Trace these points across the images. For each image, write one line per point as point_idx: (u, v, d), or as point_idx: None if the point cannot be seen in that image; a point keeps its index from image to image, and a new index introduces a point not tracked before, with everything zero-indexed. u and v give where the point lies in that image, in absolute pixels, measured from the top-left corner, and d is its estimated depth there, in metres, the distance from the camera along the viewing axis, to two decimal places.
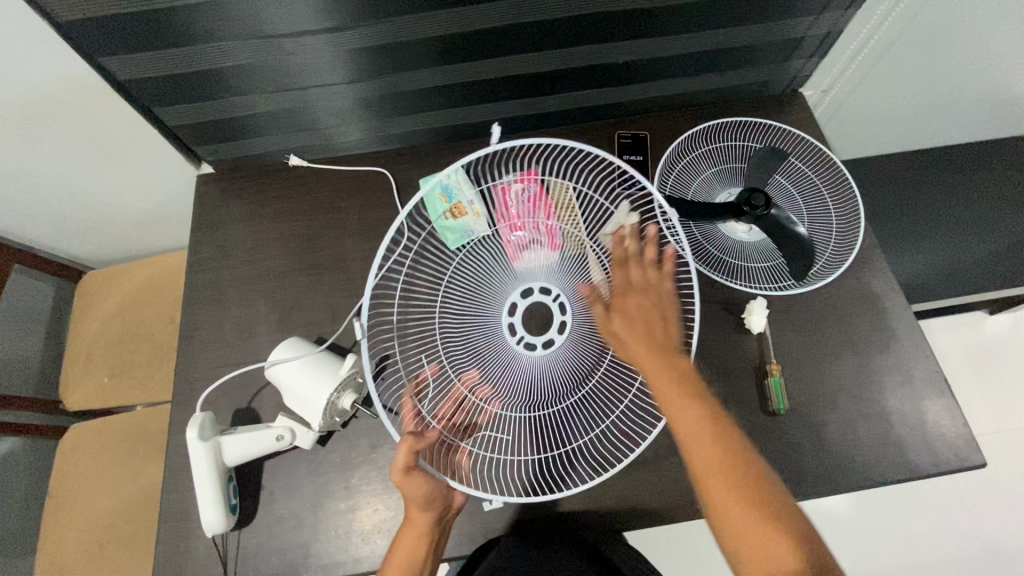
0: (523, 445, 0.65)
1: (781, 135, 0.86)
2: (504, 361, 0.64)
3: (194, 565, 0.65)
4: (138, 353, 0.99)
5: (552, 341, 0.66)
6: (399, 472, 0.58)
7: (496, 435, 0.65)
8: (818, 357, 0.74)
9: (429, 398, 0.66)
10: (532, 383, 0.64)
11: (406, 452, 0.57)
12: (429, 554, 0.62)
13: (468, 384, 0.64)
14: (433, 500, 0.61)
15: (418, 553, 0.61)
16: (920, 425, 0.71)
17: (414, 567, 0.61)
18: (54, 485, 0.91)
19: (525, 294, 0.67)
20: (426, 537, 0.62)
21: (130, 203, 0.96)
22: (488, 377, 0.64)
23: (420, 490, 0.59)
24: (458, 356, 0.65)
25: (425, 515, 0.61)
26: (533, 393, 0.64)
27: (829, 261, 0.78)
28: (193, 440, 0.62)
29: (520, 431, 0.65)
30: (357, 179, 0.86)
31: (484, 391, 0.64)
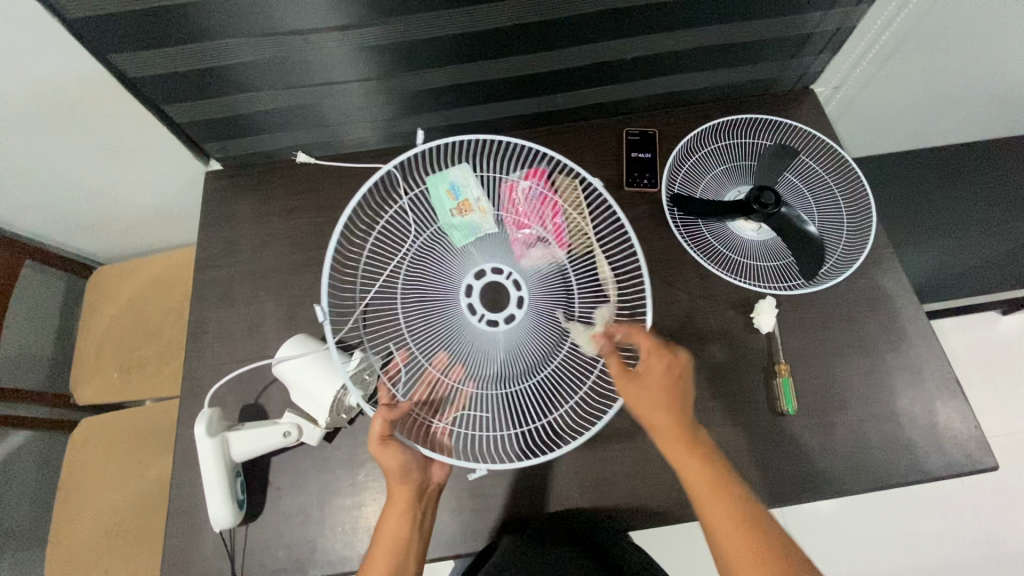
0: (500, 420, 0.63)
1: (792, 132, 0.85)
2: (467, 338, 0.61)
3: (203, 559, 0.66)
4: (148, 348, 1.00)
5: (515, 314, 0.62)
6: (375, 444, 0.60)
7: (474, 413, 0.62)
8: (827, 357, 0.74)
9: (402, 381, 0.63)
10: (498, 358, 0.61)
11: (380, 421, 0.59)
12: (412, 531, 0.62)
13: (439, 367, 0.61)
14: (410, 471, 0.62)
15: (401, 530, 0.61)
16: (931, 427, 0.70)
17: (400, 542, 0.60)
18: (66, 478, 0.92)
19: (484, 270, 0.64)
20: (409, 513, 0.62)
21: (140, 200, 0.97)
22: (459, 355, 0.61)
23: (398, 466, 0.61)
24: (423, 337, 0.62)
25: (406, 490, 0.61)
26: (501, 368, 0.61)
27: (839, 260, 0.77)
28: (201, 436, 0.62)
29: (499, 405, 0.63)
30: (364, 177, 0.86)
31: (453, 371, 0.61)
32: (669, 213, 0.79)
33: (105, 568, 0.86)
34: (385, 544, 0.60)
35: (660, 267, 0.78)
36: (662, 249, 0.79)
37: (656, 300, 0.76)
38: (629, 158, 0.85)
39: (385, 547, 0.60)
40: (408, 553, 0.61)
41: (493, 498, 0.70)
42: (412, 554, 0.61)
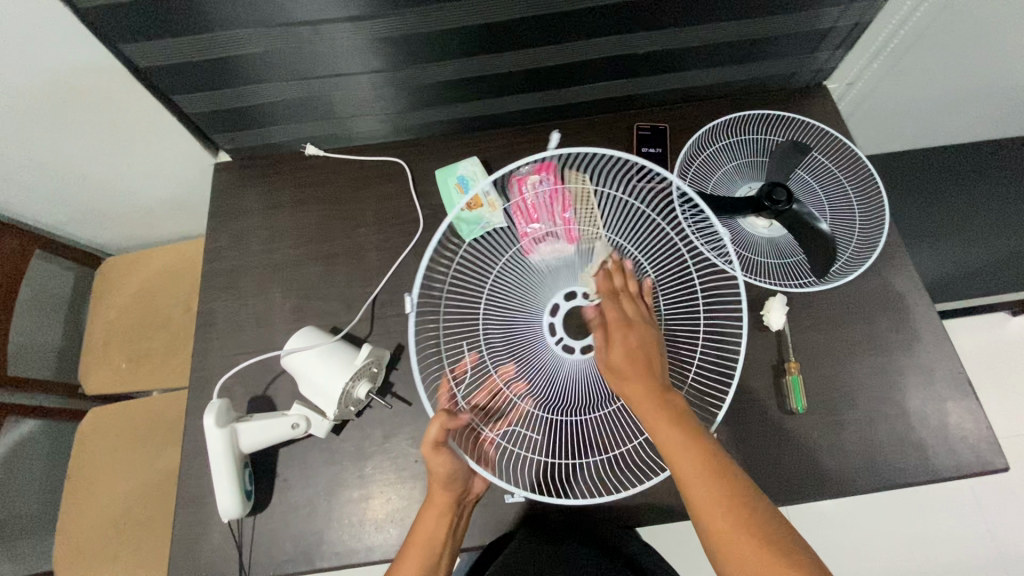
0: (552, 449, 0.64)
1: (804, 128, 0.84)
2: (540, 359, 0.64)
3: (211, 550, 0.66)
4: (157, 339, 1.00)
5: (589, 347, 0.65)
6: (428, 446, 0.58)
7: (525, 433, 0.64)
8: (838, 356, 0.73)
9: (466, 381, 0.66)
10: (570, 385, 0.64)
11: (439, 428, 0.57)
12: (449, 535, 0.60)
13: (505, 377, 0.64)
14: (454, 480, 0.59)
15: (440, 532, 0.59)
16: (942, 427, 0.70)
17: (435, 545, 0.59)
18: (75, 467, 0.93)
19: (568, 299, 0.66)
20: (447, 517, 0.60)
21: (148, 190, 0.97)
22: (525, 371, 0.64)
23: (446, 471, 0.58)
24: (497, 349, 0.65)
25: (448, 494, 0.60)
26: (568, 395, 0.64)
27: (851, 258, 0.76)
28: (210, 426, 0.63)
29: (554, 431, 0.64)
30: (373, 170, 0.86)
31: (519, 385, 0.64)
32: None
33: (113, 556, 0.87)
34: (420, 545, 0.59)
35: None
36: None
37: None
38: (639, 154, 0.84)
39: (420, 549, 0.59)
40: (441, 556, 0.60)
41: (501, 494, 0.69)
42: (445, 557, 0.60)
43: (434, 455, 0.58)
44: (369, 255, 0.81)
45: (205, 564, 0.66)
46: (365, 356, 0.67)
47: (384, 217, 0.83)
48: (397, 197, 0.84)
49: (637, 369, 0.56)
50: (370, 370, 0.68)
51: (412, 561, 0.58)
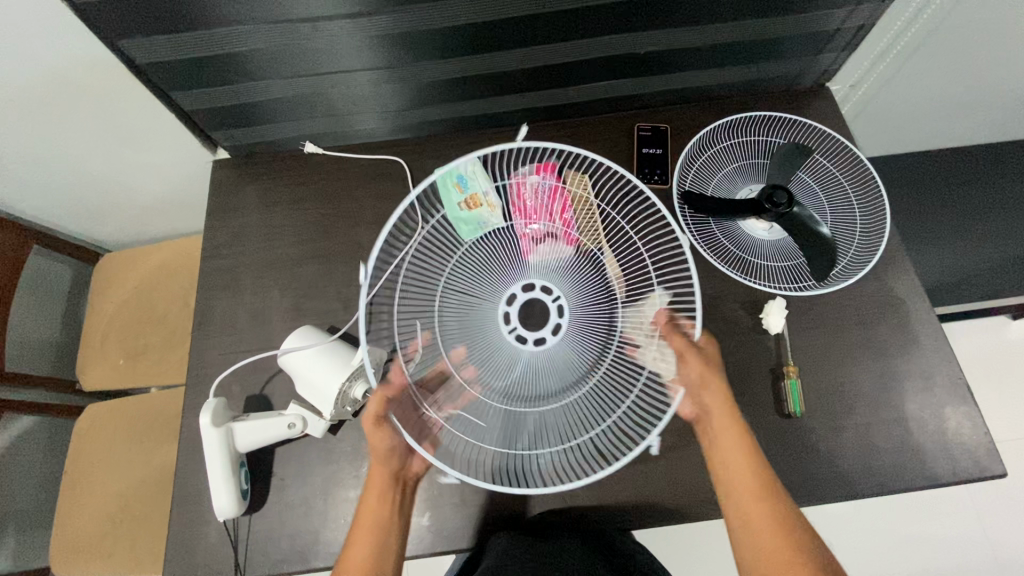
0: (497, 436, 0.61)
1: (806, 130, 0.84)
2: (492, 349, 0.62)
3: (206, 548, 0.66)
4: (154, 336, 1.00)
5: (545, 338, 0.63)
6: (369, 421, 0.60)
7: (473, 419, 0.61)
8: (837, 360, 0.73)
9: (416, 369, 0.62)
10: (522, 373, 0.61)
11: (377, 402, 0.59)
12: (394, 514, 0.61)
13: (457, 367, 0.62)
14: (393, 456, 0.62)
15: (382, 510, 0.60)
16: (940, 433, 0.69)
17: (381, 525, 0.60)
18: (72, 463, 0.93)
19: (524, 287, 0.65)
20: (388, 495, 0.61)
21: (147, 186, 0.96)
22: (477, 356, 0.62)
23: (382, 446, 0.61)
24: (450, 337, 0.63)
25: (384, 471, 0.62)
26: (518, 385, 0.61)
27: (851, 262, 0.76)
28: (206, 426, 0.63)
29: (501, 419, 0.61)
30: (372, 168, 0.85)
31: (471, 371, 0.62)
32: (680, 211, 0.78)
33: (109, 553, 0.87)
34: (366, 528, 0.59)
35: None
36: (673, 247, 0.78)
37: None
38: (640, 155, 0.84)
39: (367, 530, 0.59)
40: (390, 537, 0.60)
41: (497, 494, 0.69)
42: (394, 539, 0.60)
43: (373, 429, 0.60)
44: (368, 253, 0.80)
45: (201, 562, 0.66)
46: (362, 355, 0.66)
47: (383, 215, 0.83)
48: (396, 196, 0.84)
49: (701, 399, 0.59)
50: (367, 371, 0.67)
51: (360, 545, 0.59)
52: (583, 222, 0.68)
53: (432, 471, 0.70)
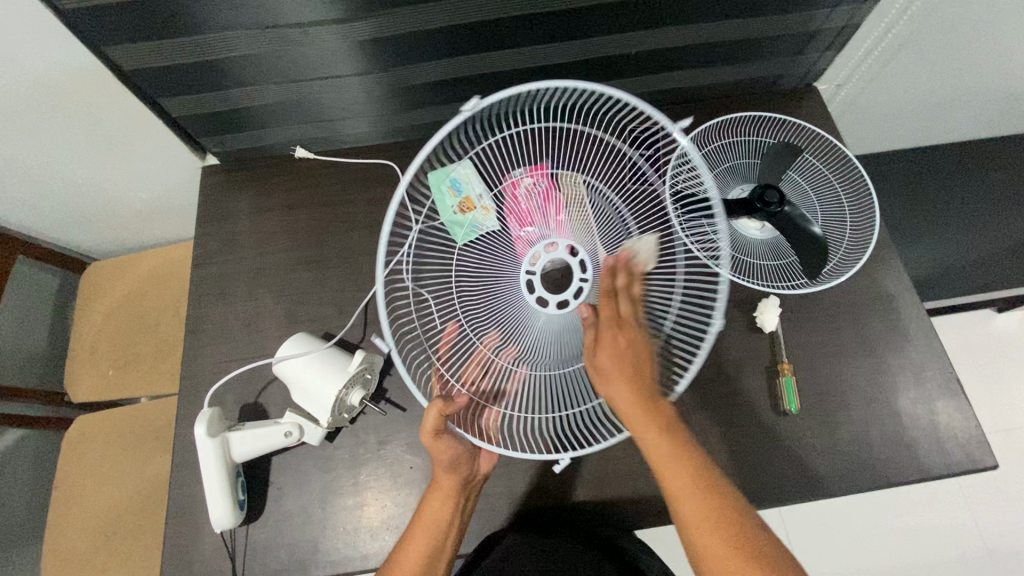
0: (470, 377, 0.65)
1: (795, 130, 0.85)
2: (519, 317, 0.66)
3: (202, 561, 0.65)
4: (144, 346, 0.99)
5: (568, 303, 0.65)
6: (427, 435, 0.57)
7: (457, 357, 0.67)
8: (830, 357, 0.73)
9: (453, 358, 0.67)
10: (528, 337, 0.65)
11: (434, 415, 0.56)
12: (455, 519, 0.61)
13: (491, 345, 0.65)
14: (458, 462, 0.60)
15: (445, 515, 0.60)
16: (932, 427, 0.70)
17: (441, 530, 0.59)
18: (62, 475, 0.91)
19: (549, 250, 0.67)
20: (452, 501, 0.61)
21: (133, 194, 0.95)
22: (495, 304, 0.67)
23: (445, 451, 0.59)
24: (479, 318, 0.67)
25: (454, 473, 0.60)
26: (516, 346, 0.65)
27: (843, 259, 0.77)
28: (201, 436, 0.61)
29: (480, 367, 0.65)
30: (364, 172, 0.85)
31: (483, 324, 0.67)
32: None
33: (103, 566, 0.86)
34: (425, 528, 0.59)
35: None
36: None
37: None
38: None
39: (427, 532, 0.59)
40: (447, 543, 0.60)
41: (498, 498, 0.69)
42: (448, 545, 0.60)
43: (432, 442, 0.58)
44: (361, 259, 0.80)
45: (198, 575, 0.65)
46: (359, 363, 0.66)
47: (375, 219, 0.82)
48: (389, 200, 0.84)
49: (621, 386, 0.54)
50: (363, 377, 0.67)
51: (416, 545, 0.58)
52: (578, 223, 0.66)
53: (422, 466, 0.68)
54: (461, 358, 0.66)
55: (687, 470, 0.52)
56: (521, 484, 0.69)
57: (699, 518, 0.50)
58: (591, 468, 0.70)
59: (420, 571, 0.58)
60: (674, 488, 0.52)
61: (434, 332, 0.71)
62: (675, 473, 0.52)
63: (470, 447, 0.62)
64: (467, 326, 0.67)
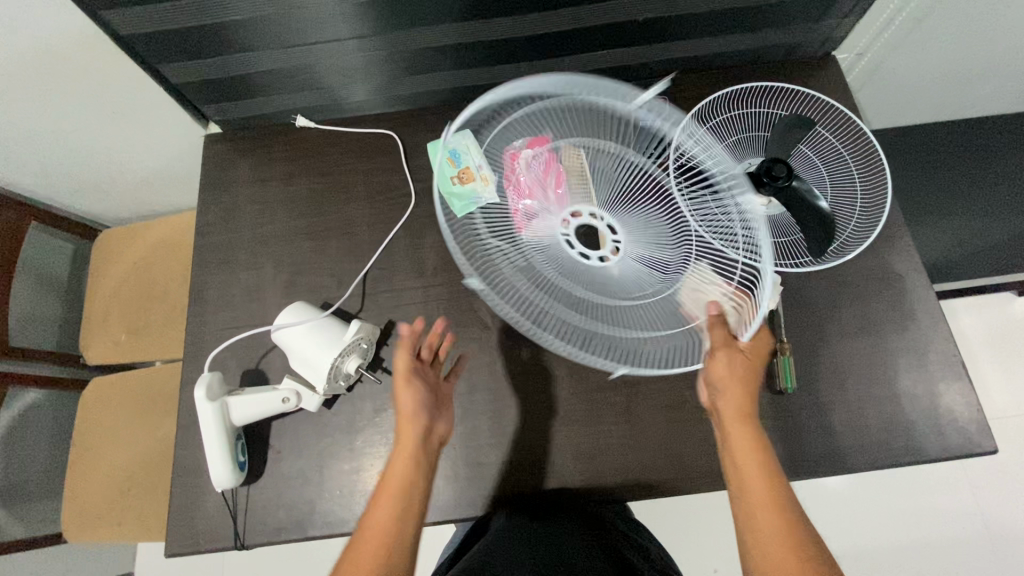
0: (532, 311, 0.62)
1: (808, 102, 0.82)
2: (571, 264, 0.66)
3: (204, 519, 0.67)
4: (154, 312, 1.01)
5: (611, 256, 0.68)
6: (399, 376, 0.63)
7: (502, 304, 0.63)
8: (831, 336, 0.72)
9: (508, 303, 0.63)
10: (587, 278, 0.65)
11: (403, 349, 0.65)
12: (422, 476, 0.59)
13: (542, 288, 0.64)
14: (421, 414, 0.62)
15: (409, 470, 0.59)
16: (932, 408, 0.69)
17: (405, 482, 0.58)
18: (78, 437, 0.95)
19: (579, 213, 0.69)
20: (415, 454, 0.60)
21: (138, 161, 0.95)
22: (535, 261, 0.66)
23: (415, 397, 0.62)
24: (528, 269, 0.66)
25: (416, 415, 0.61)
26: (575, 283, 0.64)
27: (851, 237, 0.75)
28: (201, 399, 0.63)
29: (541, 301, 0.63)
30: (364, 142, 0.84)
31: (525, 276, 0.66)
32: None
33: (117, 519, 0.90)
34: (388, 488, 0.58)
35: None
36: None
37: None
38: None
39: (390, 489, 0.58)
40: (416, 497, 0.58)
41: (491, 467, 0.70)
42: (418, 496, 0.58)
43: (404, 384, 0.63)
44: (360, 229, 0.80)
45: (201, 531, 0.67)
46: (354, 332, 0.67)
47: (374, 189, 0.82)
48: (388, 170, 0.83)
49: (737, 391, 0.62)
50: (359, 346, 0.68)
51: (382, 507, 0.57)
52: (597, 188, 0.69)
53: None
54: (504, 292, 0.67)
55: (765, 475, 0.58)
56: (512, 454, 0.70)
57: (772, 523, 0.56)
58: (583, 442, 0.70)
59: (390, 523, 0.56)
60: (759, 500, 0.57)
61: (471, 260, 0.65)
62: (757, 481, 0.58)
63: (433, 402, 0.64)
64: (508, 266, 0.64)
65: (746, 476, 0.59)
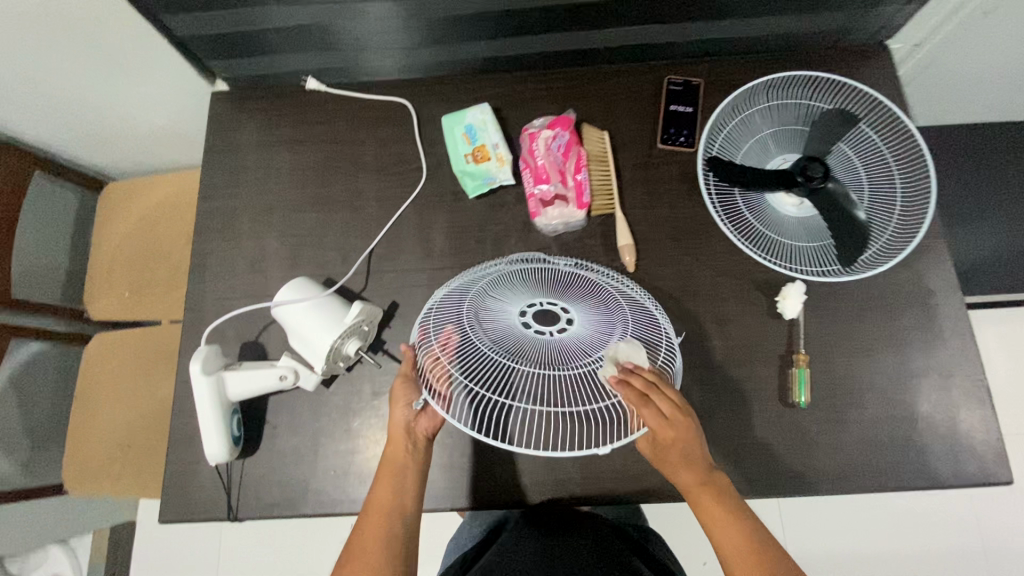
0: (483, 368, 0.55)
1: (856, 96, 0.76)
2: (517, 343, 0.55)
3: (197, 489, 0.67)
4: (159, 270, 1.00)
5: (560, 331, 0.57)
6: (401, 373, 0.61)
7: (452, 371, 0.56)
8: (852, 350, 0.69)
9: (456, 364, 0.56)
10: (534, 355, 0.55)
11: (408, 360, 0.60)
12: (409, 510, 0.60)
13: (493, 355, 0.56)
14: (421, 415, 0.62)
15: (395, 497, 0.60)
16: (951, 433, 0.66)
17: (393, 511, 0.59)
18: (81, 391, 0.95)
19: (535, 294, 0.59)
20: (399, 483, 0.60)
21: (144, 116, 0.92)
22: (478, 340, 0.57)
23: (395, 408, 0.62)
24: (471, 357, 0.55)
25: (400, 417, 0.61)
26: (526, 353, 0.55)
27: (884, 248, 0.70)
28: (196, 373, 0.62)
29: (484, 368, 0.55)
30: (376, 110, 0.80)
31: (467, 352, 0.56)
32: (703, 178, 0.73)
33: (117, 474, 0.91)
34: (377, 512, 0.59)
35: (683, 239, 0.73)
36: (689, 217, 0.74)
37: (676, 274, 0.72)
38: (666, 112, 0.77)
39: (379, 514, 0.59)
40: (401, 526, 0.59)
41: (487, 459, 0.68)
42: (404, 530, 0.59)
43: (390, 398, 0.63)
44: (368, 203, 0.77)
45: (193, 501, 0.67)
46: (355, 315, 0.65)
47: (384, 162, 0.78)
48: (400, 141, 0.79)
49: (680, 468, 0.57)
50: (360, 328, 0.66)
51: (369, 530, 0.58)
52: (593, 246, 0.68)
53: None
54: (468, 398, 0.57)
55: (737, 530, 0.56)
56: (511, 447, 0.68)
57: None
58: None
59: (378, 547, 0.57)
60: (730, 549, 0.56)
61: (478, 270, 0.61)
62: (729, 537, 0.56)
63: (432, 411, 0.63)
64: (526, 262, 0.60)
65: (718, 536, 0.57)
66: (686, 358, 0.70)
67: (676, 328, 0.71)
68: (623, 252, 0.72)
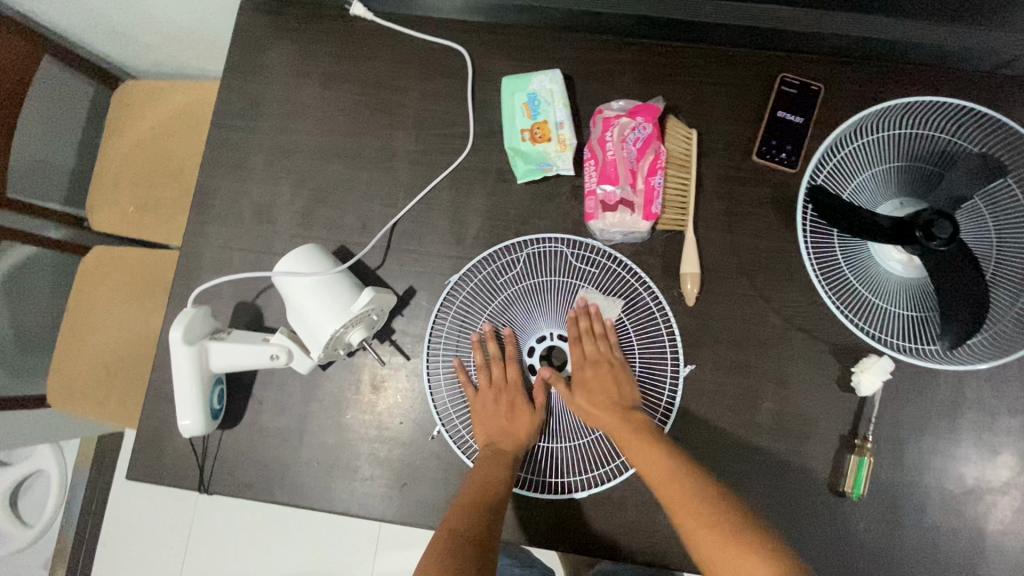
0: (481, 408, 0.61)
1: (1012, 142, 0.60)
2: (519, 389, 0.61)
3: (171, 454, 0.62)
4: (166, 190, 0.91)
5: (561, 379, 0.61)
6: (480, 373, 0.60)
7: (451, 401, 0.61)
8: (925, 446, 0.59)
9: (457, 396, 0.62)
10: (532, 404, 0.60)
11: (481, 351, 0.61)
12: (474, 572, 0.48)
13: None
14: (502, 433, 0.58)
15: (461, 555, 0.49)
16: (1019, 563, 0.57)
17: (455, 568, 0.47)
18: (73, 304, 0.89)
19: (542, 340, 0.63)
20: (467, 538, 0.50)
21: (164, 12, 0.80)
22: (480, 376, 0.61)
23: (493, 413, 0.58)
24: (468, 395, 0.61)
25: (526, 435, 0.58)
26: None
27: (996, 336, 0.57)
28: (177, 340, 0.54)
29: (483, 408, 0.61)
30: (427, 56, 0.67)
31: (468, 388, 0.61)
32: (801, 210, 0.61)
33: (101, 399, 0.87)
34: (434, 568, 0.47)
35: (757, 277, 0.62)
36: (768, 254, 0.63)
37: (739, 318, 0.62)
38: (770, 120, 0.63)
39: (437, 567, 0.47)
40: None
41: None
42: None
43: (474, 394, 0.60)
44: (400, 166, 0.66)
45: (165, 465, 0.62)
46: (364, 304, 0.56)
47: (427, 121, 0.66)
48: (449, 99, 0.67)
49: (598, 397, 0.57)
50: (368, 318, 0.58)
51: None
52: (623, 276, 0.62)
53: (424, 421, 0.61)
54: (463, 434, 0.61)
55: (661, 466, 0.50)
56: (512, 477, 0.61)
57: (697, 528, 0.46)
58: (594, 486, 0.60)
59: None
60: (646, 471, 0.51)
61: (504, 275, 0.63)
62: (655, 474, 0.51)
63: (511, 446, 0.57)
64: (548, 274, 0.62)
65: (650, 477, 0.51)
66: (732, 417, 0.60)
67: (727, 380, 0.61)
68: (685, 280, 0.61)
